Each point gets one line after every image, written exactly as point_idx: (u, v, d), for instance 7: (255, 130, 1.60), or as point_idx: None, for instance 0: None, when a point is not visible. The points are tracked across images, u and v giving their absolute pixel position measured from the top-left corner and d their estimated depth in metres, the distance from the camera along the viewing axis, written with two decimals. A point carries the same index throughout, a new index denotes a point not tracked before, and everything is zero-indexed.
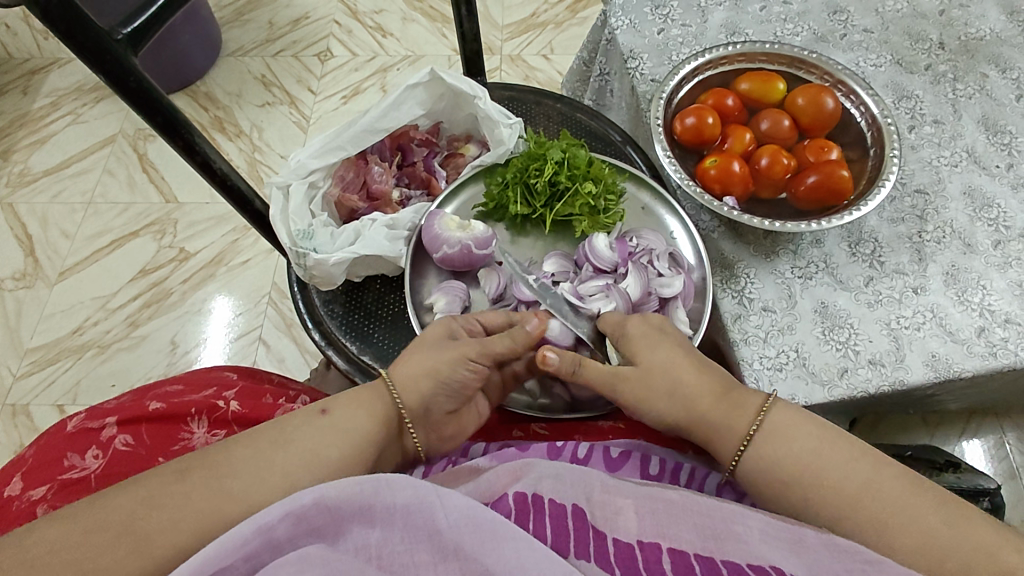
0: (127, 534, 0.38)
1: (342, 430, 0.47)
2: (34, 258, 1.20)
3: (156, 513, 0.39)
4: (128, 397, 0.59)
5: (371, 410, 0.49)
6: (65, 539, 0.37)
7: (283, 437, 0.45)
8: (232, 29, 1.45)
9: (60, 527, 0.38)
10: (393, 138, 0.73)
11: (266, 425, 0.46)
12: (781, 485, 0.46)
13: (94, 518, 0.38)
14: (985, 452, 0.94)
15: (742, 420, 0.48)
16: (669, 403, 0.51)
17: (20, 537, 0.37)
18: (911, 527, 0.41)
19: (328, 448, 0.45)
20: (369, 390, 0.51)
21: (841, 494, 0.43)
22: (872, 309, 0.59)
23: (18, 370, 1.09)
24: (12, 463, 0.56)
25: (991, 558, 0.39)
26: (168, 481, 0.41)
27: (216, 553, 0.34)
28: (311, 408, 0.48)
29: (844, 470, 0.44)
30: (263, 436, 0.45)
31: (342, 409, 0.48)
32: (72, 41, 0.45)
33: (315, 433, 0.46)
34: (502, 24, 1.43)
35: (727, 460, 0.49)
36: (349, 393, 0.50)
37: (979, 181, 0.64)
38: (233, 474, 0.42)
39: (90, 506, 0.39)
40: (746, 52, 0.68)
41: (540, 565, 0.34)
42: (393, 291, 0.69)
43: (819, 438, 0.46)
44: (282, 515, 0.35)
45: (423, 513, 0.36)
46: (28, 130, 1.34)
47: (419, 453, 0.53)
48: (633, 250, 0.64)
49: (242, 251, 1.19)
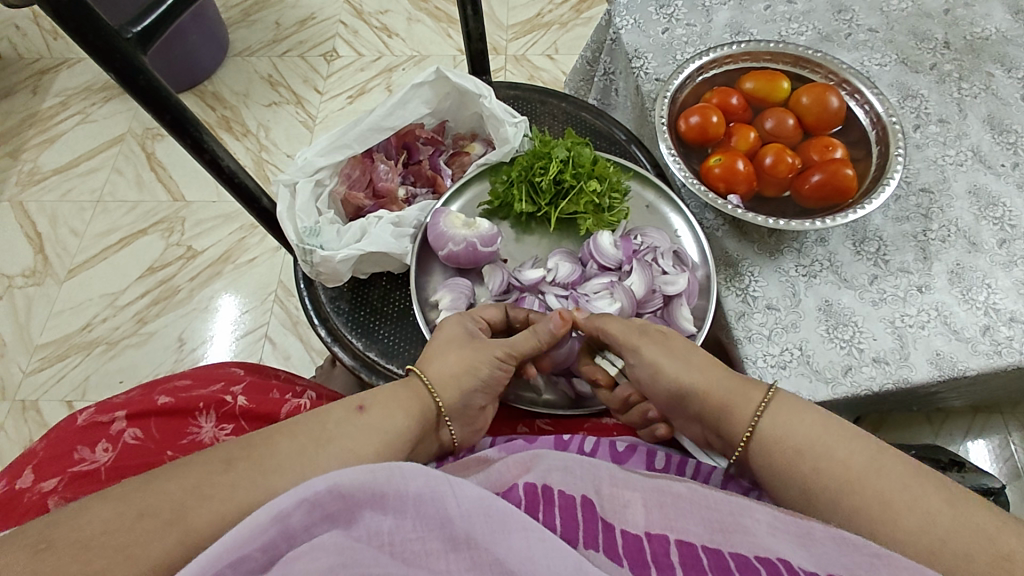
0: (169, 519, 0.38)
1: (377, 431, 0.47)
2: (43, 256, 1.21)
3: (194, 502, 0.39)
4: (136, 391, 0.59)
5: (408, 410, 0.50)
6: (118, 521, 0.37)
7: (323, 435, 0.45)
8: (239, 30, 1.46)
9: (110, 505, 0.38)
10: (399, 137, 0.73)
11: (307, 416, 0.46)
12: (791, 451, 0.45)
13: (146, 501, 0.39)
14: (989, 452, 0.94)
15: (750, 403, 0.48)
16: (682, 368, 0.52)
17: (66, 517, 0.37)
18: (914, 506, 0.41)
19: (365, 445, 0.46)
20: (402, 384, 0.52)
21: (840, 487, 0.43)
22: (876, 308, 0.59)
23: (27, 366, 1.10)
24: (21, 455, 0.57)
25: (990, 542, 0.39)
26: (216, 471, 0.41)
27: (230, 542, 0.34)
28: (349, 404, 0.48)
29: (848, 445, 0.44)
30: (304, 429, 0.45)
31: (378, 407, 0.48)
32: (83, 39, 0.46)
33: (349, 428, 0.46)
34: (507, 24, 1.43)
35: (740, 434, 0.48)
36: (386, 391, 0.50)
37: (984, 180, 0.64)
38: (272, 467, 0.42)
39: (140, 490, 0.39)
40: (751, 51, 0.68)
41: (549, 553, 0.34)
42: (398, 288, 0.69)
43: (826, 415, 0.46)
44: (296, 502, 0.35)
45: (436, 501, 0.37)
46: (38, 130, 1.35)
47: (454, 445, 0.54)
48: (638, 248, 0.64)
49: (249, 249, 1.20)
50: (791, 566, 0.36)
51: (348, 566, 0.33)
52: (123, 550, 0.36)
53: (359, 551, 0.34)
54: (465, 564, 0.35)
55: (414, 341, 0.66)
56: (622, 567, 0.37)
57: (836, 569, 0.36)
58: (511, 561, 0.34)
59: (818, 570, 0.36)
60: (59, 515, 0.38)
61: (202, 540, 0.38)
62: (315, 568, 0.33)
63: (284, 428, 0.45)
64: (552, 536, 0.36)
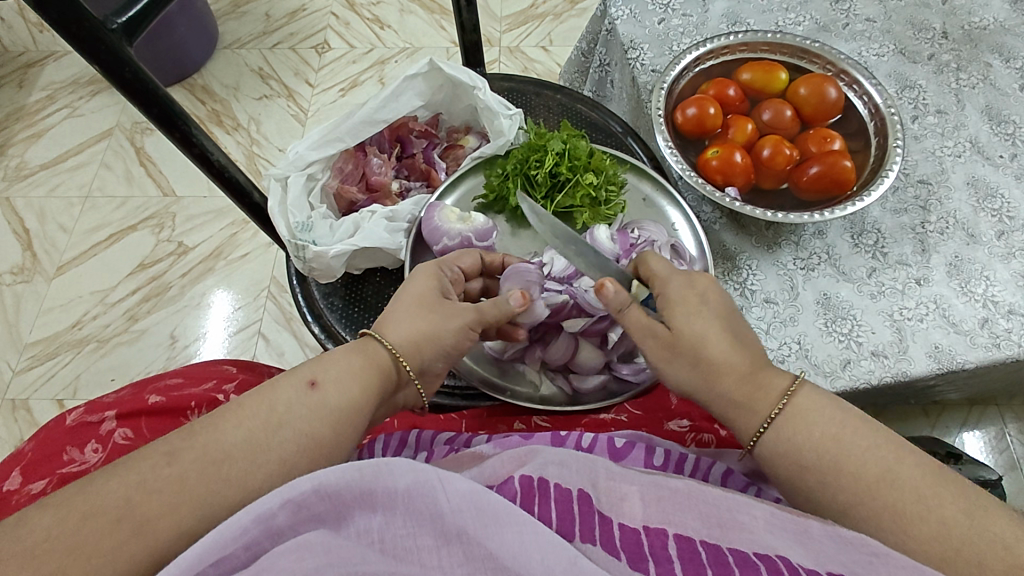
0: (127, 518, 0.36)
1: (334, 408, 0.44)
2: (32, 252, 1.19)
3: (157, 502, 0.37)
4: (127, 390, 0.58)
5: (365, 380, 0.46)
6: (75, 531, 0.35)
7: (273, 417, 0.42)
8: (228, 22, 1.44)
9: (66, 513, 0.36)
10: (392, 129, 0.72)
11: (250, 397, 0.43)
12: (798, 466, 0.43)
13: (99, 502, 0.36)
14: (985, 443, 0.94)
15: (764, 403, 0.45)
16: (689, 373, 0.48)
17: (24, 527, 0.36)
18: (926, 517, 0.39)
19: (319, 430, 0.43)
20: (353, 350, 0.48)
21: (860, 480, 0.41)
22: (875, 301, 0.58)
23: (17, 364, 1.09)
24: (10, 457, 0.56)
25: (1007, 552, 0.37)
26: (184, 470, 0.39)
27: (216, 541, 0.33)
28: (299, 379, 0.44)
29: (861, 456, 0.41)
30: (253, 411, 0.42)
31: (332, 383, 0.45)
32: (65, 30, 0.44)
33: (301, 408, 0.43)
34: (500, 15, 1.42)
35: (747, 439, 0.46)
36: (342, 360, 0.47)
37: (983, 171, 0.63)
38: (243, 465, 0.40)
39: (92, 491, 0.37)
40: (748, 42, 0.67)
41: (542, 548, 0.34)
42: (393, 284, 0.68)
43: (840, 423, 0.43)
44: (281, 502, 0.34)
45: (426, 497, 0.36)
46: (24, 125, 1.33)
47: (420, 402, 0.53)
48: (635, 241, 0.63)
49: (241, 245, 1.19)
50: (790, 563, 0.36)
51: (336, 565, 0.32)
52: (82, 554, 0.35)
53: (348, 548, 0.34)
54: (459, 558, 0.35)
55: None
56: (619, 561, 0.37)
57: (834, 567, 0.36)
58: (505, 556, 0.34)
59: (816, 567, 0.36)
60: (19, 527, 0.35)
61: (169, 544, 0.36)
62: (301, 568, 0.32)
63: (227, 411, 0.42)
64: (545, 530, 0.35)
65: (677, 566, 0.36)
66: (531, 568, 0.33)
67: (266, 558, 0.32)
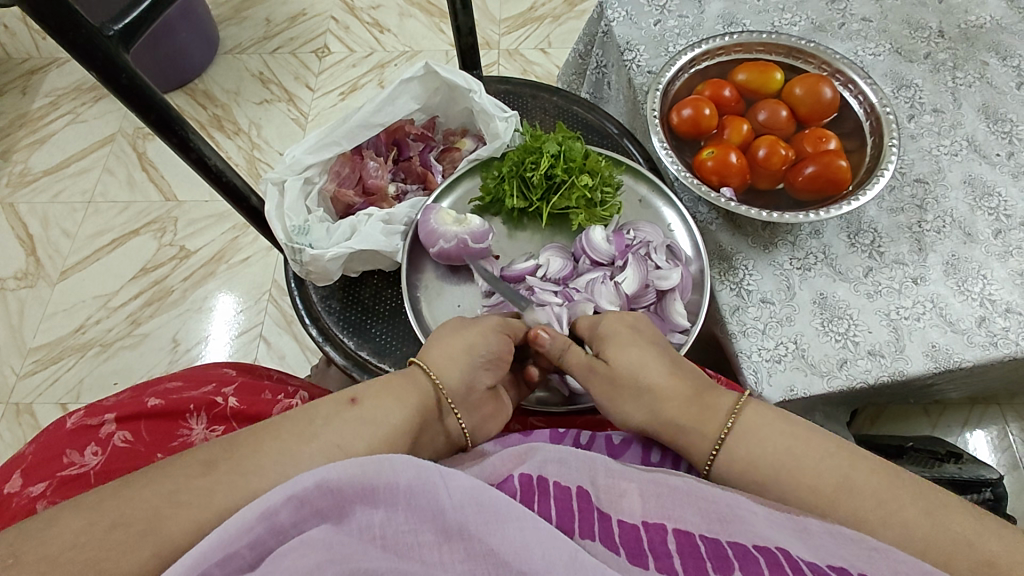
0: (133, 528, 0.36)
1: (369, 423, 0.45)
2: (35, 258, 1.20)
3: (158, 507, 0.37)
4: (127, 393, 0.59)
5: (403, 398, 0.48)
6: (91, 532, 0.36)
7: (311, 430, 0.44)
8: (229, 26, 1.45)
9: (68, 521, 0.36)
10: (389, 133, 0.73)
11: (295, 413, 0.45)
12: (756, 478, 0.45)
13: (105, 510, 0.37)
14: (988, 442, 0.94)
15: (714, 421, 0.47)
16: (635, 406, 0.50)
17: (28, 533, 0.36)
18: (889, 520, 0.40)
19: (353, 442, 0.44)
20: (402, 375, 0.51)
21: (819, 492, 0.42)
22: (871, 300, 0.58)
23: (21, 368, 1.10)
24: (11, 459, 0.56)
25: (972, 549, 0.38)
26: (184, 474, 0.40)
27: (220, 540, 0.34)
28: (340, 398, 0.47)
29: (825, 460, 0.43)
30: (293, 426, 0.44)
31: (370, 401, 0.47)
32: (63, 38, 0.45)
33: (338, 423, 0.45)
34: (499, 18, 1.42)
35: (702, 462, 0.47)
36: (380, 383, 0.49)
37: (979, 170, 0.63)
38: (243, 466, 0.41)
39: (96, 500, 0.37)
40: (743, 42, 0.68)
41: (543, 544, 0.34)
42: (390, 286, 0.69)
43: (791, 436, 0.45)
44: (285, 499, 0.35)
45: (427, 493, 0.36)
46: (28, 131, 1.34)
47: (463, 437, 0.52)
48: (632, 242, 0.64)
49: (242, 249, 1.20)
50: (790, 555, 0.35)
51: (336, 562, 0.32)
52: (96, 566, 0.35)
53: (349, 549, 0.33)
54: (460, 554, 0.34)
55: (405, 339, 0.66)
56: (617, 555, 0.37)
57: (834, 560, 0.36)
58: (506, 551, 0.34)
59: (817, 561, 0.35)
60: (22, 533, 0.36)
61: (175, 552, 0.36)
62: (302, 565, 0.32)
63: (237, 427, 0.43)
64: (546, 526, 0.35)
65: (676, 561, 0.36)
66: (533, 564, 0.33)
67: (273, 557, 0.33)
